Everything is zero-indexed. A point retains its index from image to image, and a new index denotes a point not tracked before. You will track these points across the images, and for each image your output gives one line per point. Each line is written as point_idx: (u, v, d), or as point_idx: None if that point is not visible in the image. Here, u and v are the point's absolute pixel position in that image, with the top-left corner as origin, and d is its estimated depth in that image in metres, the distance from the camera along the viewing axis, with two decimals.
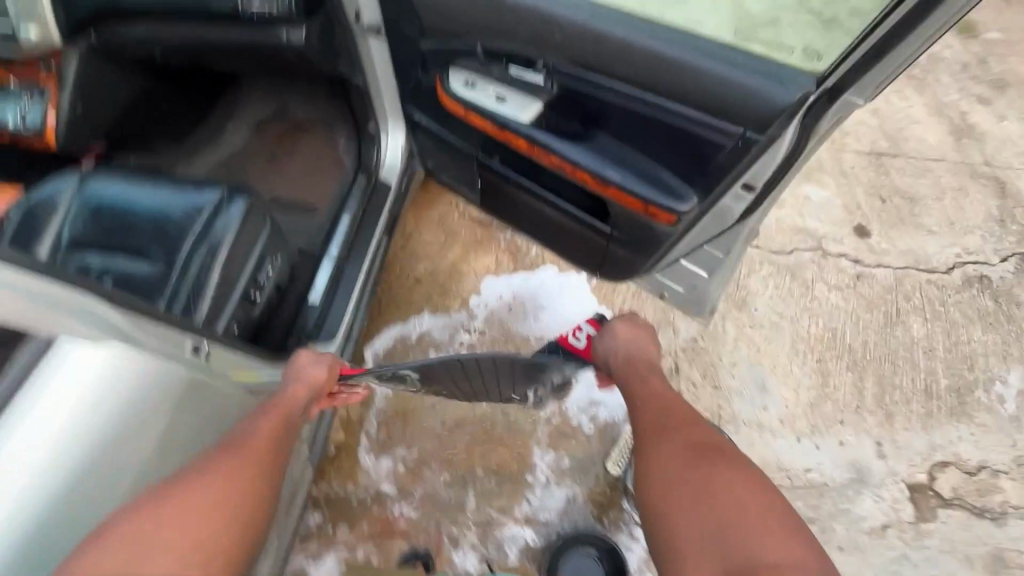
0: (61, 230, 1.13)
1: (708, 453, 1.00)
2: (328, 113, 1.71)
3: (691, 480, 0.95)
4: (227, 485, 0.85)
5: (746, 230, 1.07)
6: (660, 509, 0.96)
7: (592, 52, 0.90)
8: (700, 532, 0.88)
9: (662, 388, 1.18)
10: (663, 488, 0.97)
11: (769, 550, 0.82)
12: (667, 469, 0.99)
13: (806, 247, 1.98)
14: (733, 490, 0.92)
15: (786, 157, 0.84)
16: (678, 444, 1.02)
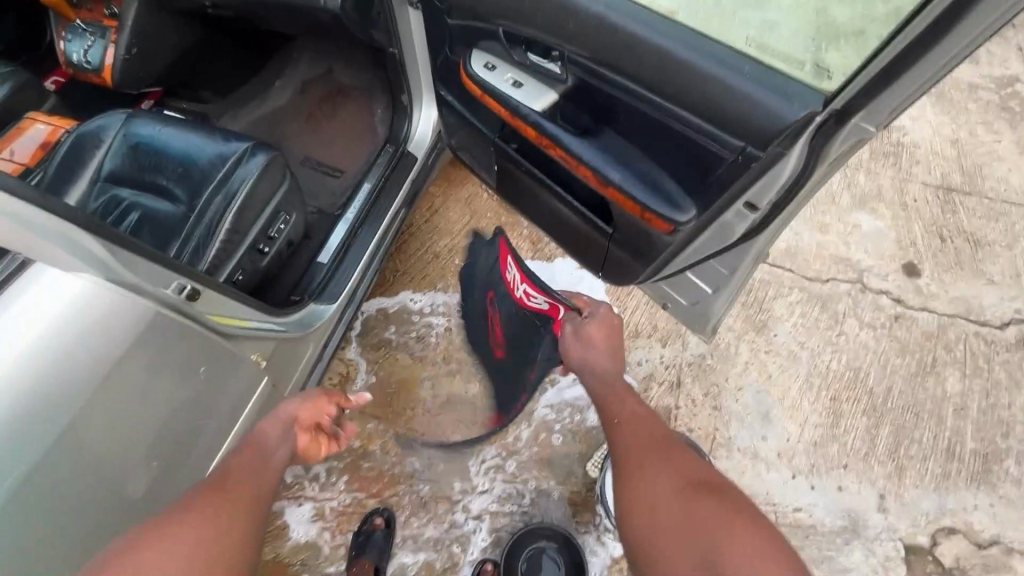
0: (102, 163, 1.23)
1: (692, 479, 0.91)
2: (370, 81, 1.75)
3: (674, 506, 0.86)
4: (215, 525, 0.78)
5: (752, 250, 1.02)
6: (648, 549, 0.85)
7: (605, 46, 0.88)
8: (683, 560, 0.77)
9: (645, 415, 1.10)
10: (647, 518, 0.88)
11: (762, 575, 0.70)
12: (652, 495, 0.90)
13: (844, 278, 1.86)
14: (721, 512, 0.81)
15: (790, 179, 0.80)
16: (662, 471, 0.94)
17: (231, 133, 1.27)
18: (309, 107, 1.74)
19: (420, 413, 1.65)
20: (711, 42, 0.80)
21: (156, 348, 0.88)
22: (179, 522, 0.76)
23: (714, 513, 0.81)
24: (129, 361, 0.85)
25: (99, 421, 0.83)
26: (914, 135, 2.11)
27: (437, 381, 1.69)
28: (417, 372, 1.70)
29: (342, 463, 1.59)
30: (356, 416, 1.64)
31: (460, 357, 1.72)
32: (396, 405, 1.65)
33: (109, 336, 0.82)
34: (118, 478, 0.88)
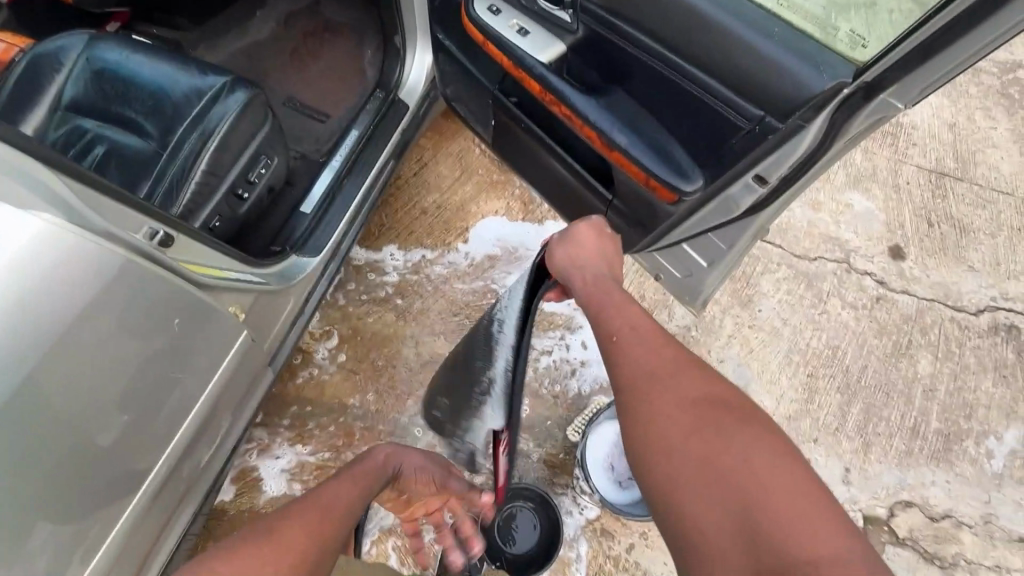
0: (64, 89, 1.13)
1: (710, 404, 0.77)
2: (361, 19, 1.63)
3: (696, 443, 0.72)
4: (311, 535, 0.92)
5: (756, 226, 0.99)
6: (672, 502, 0.71)
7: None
8: (715, 507, 0.66)
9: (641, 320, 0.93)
10: (664, 456, 0.74)
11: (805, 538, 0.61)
12: (670, 429, 0.76)
13: (831, 258, 1.87)
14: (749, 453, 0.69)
15: (807, 155, 0.76)
16: (675, 395, 0.79)
17: (208, 66, 1.17)
18: (293, 42, 1.61)
19: (403, 372, 1.63)
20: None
21: (128, 299, 0.83)
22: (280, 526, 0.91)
23: (746, 451, 0.69)
24: (94, 309, 0.79)
25: (62, 369, 0.79)
26: (914, 116, 2.08)
27: (422, 339, 1.67)
28: (401, 330, 1.67)
29: (323, 417, 1.58)
30: (337, 372, 1.62)
31: (445, 318, 1.70)
32: (379, 362, 1.63)
33: (69, 283, 0.76)
34: (86, 429, 0.84)
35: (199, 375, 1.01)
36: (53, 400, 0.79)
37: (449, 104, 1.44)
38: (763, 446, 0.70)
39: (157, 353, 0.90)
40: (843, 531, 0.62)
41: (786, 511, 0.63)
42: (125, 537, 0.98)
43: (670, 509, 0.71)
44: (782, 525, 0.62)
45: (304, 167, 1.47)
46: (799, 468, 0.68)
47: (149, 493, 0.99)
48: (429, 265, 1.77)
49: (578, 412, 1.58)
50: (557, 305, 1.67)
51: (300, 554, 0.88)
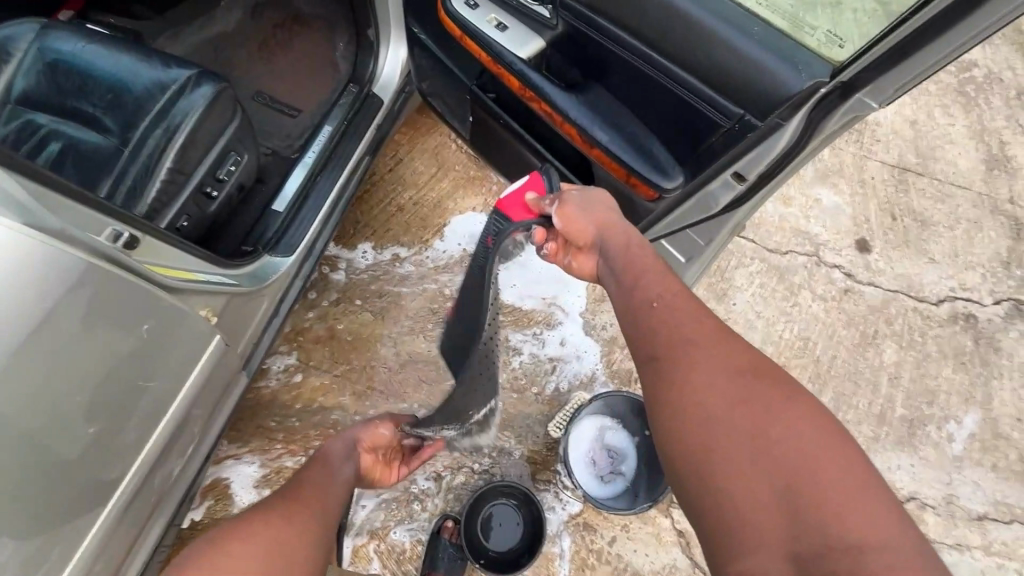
0: (13, 81, 1.06)
1: (758, 381, 0.76)
2: (332, 10, 1.58)
3: (744, 418, 0.72)
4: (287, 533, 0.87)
5: (733, 223, 1.00)
6: (711, 469, 0.71)
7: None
8: (762, 487, 0.66)
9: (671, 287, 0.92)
10: (712, 439, 0.72)
11: (852, 510, 0.62)
12: (718, 410, 0.74)
13: (802, 252, 1.92)
14: (791, 426, 0.70)
15: (784, 153, 0.77)
16: (722, 371, 0.78)
17: (172, 59, 1.12)
18: (262, 34, 1.56)
19: (381, 372, 1.60)
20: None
21: (96, 303, 0.79)
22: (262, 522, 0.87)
23: (794, 429, 0.69)
24: (57, 313, 0.75)
25: (24, 378, 0.75)
26: (877, 113, 2.15)
27: (400, 338, 1.64)
28: (379, 330, 1.65)
29: (300, 420, 1.54)
30: (314, 374, 1.59)
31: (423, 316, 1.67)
32: (357, 362, 1.60)
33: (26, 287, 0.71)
34: (55, 437, 0.81)
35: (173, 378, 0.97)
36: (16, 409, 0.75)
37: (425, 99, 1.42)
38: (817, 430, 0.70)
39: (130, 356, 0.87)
40: (889, 511, 0.62)
41: (840, 493, 0.63)
42: (96, 550, 0.94)
43: (709, 483, 0.71)
44: (829, 504, 0.62)
45: (276, 164, 1.43)
46: (845, 446, 0.68)
47: (120, 504, 0.95)
48: (407, 263, 1.75)
49: (559, 408, 1.58)
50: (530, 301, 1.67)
51: (308, 537, 0.88)
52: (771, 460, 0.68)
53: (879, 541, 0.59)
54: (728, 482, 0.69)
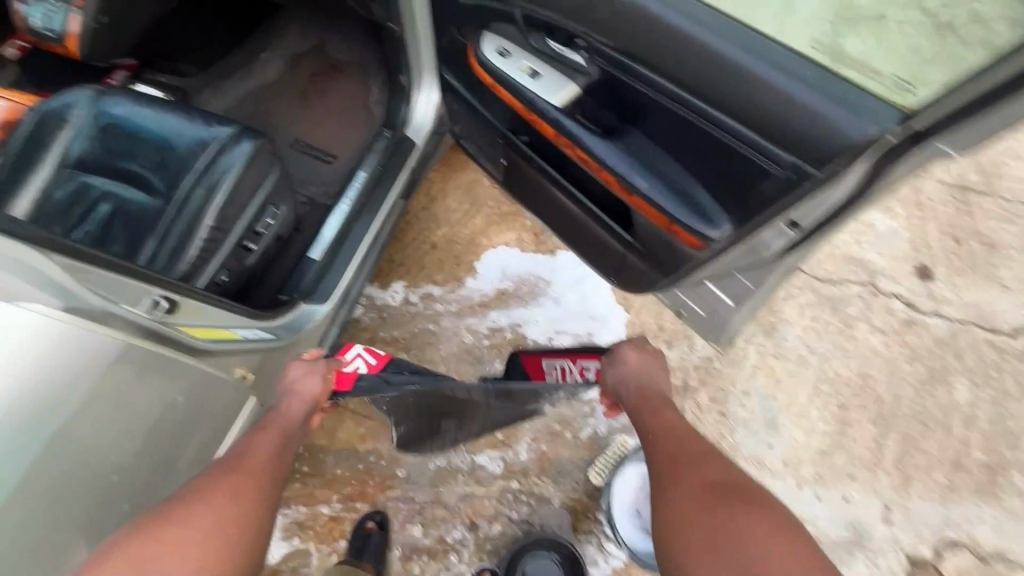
0: (69, 146, 1.10)
1: (732, 493, 0.84)
2: (367, 57, 1.62)
3: (709, 518, 0.80)
4: (228, 491, 0.83)
5: (786, 268, 0.93)
6: (679, 562, 0.81)
7: (640, 39, 0.77)
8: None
9: (670, 419, 1.05)
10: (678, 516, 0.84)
11: None
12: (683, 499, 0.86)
13: (856, 281, 1.80)
14: (750, 525, 0.77)
15: (847, 200, 0.71)
16: (699, 480, 0.88)
17: (213, 116, 1.15)
18: (300, 83, 1.60)
19: None
20: (765, 37, 0.69)
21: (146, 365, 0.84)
22: (207, 491, 0.83)
23: (751, 529, 0.77)
24: (103, 379, 0.79)
25: (71, 444, 0.78)
26: None
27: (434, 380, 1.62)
28: None
29: (335, 465, 1.53)
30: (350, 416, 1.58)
31: (458, 356, 1.70)
32: None
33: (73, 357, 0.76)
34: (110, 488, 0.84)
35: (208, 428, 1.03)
36: (68, 475, 0.78)
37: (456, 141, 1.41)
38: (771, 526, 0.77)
39: (165, 414, 0.92)
40: None
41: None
42: None
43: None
44: None
45: (313, 210, 1.45)
46: (799, 551, 0.74)
47: None
48: (441, 302, 1.75)
49: (600, 453, 1.51)
50: (542, 331, 1.73)
51: (240, 488, 0.85)
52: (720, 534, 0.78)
53: None
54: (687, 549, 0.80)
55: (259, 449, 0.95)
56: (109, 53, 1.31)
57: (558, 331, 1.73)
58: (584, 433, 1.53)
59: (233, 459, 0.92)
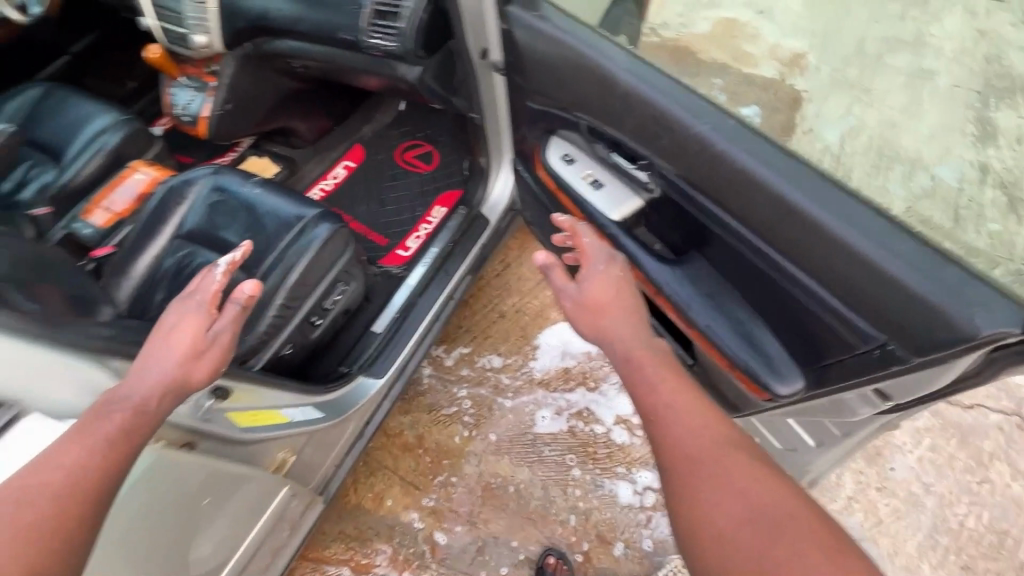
0: (184, 218, 1.27)
1: (730, 449, 0.65)
2: (458, 146, 1.69)
3: (732, 462, 0.64)
4: (173, 334, 0.83)
5: (881, 429, 0.83)
6: (690, 460, 0.66)
7: (762, 210, 0.64)
8: (741, 469, 0.63)
9: (715, 437, 0.67)
10: (673, 443, 0.68)
11: (741, 485, 0.61)
12: (702, 446, 0.66)
13: (995, 412, 1.53)
14: (739, 487, 0.61)
15: (947, 391, 0.59)
16: (731, 483, 0.62)
17: (308, 198, 1.29)
18: (386, 164, 1.71)
19: (463, 493, 1.56)
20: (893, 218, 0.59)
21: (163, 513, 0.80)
22: (172, 329, 0.83)
23: (737, 477, 0.62)
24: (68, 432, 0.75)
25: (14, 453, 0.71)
26: None
27: (485, 459, 1.60)
28: (465, 446, 1.62)
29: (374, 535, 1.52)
30: (399, 482, 1.59)
31: (513, 436, 1.62)
32: (438, 475, 1.59)
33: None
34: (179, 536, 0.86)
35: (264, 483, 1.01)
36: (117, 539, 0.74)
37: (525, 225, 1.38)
38: (762, 478, 0.62)
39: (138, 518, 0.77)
40: (784, 496, 0.60)
41: (766, 513, 0.58)
42: None
43: (683, 465, 0.66)
44: (729, 508, 0.60)
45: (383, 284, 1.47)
46: (746, 461, 0.64)
47: None
48: (501, 375, 1.73)
49: (651, 571, 1.41)
50: (554, 424, 1.63)
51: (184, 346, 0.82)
52: (753, 530, 0.58)
53: (747, 502, 0.60)
54: (666, 444, 0.68)
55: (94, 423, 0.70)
56: (232, 133, 1.44)
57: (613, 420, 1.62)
58: (652, 546, 1.44)
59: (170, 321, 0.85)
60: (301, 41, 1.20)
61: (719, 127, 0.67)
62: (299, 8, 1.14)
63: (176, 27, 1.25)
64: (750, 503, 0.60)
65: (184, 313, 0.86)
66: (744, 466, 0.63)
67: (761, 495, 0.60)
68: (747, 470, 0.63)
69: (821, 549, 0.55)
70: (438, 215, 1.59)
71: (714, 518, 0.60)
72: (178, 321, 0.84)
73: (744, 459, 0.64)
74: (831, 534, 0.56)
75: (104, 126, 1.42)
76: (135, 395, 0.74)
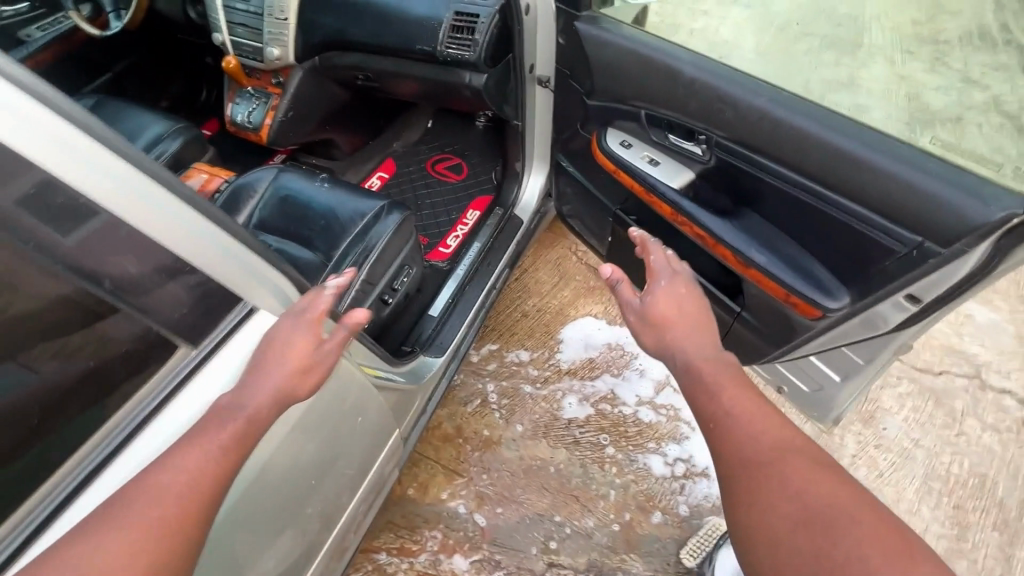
0: (255, 212, 1.36)
1: (790, 452, 0.72)
2: (485, 158, 1.87)
3: (789, 464, 0.70)
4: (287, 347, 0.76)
5: (901, 348, 1.01)
6: (752, 460, 0.72)
7: (815, 157, 0.84)
8: (798, 470, 0.69)
9: (777, 441, 0.74)
10: (737, 445, 0.74)
11: (801, 485, 0.67)
12: (764, 452, 0.73)
13: (960, 376, 1.78)
14: (795, 488, 0.67)
15: (967, 282, 0.77)
16: (787, 484, 0.68)
17: (370, 193, 1.39)
18: (418, 174, 1.86)
19: (507, 476, 1.62)
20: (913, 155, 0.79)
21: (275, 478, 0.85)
22: (284, 340, 0.77)
23: (796, 478, 0.68)
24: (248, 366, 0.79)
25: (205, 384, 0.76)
26: None
27: (524, 444, 1.67)
28: (503, 433, 1.69)
29: (421, 523, 1.55)
30: (441, 471, 1.63)
31: (548, 422, 1.71)
32: (480, 462, 1.65)
33: (205, 297, 0.73)
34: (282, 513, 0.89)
35: (357, 452, 1.08)
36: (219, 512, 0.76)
37: (564, 218, 1.55)
38: (819, 478, 0.67)
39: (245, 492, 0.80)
40: (842, 499, 0.65)
41: (823, 511, 0.64)
42: None
43: (744, 466, 0.72)
44: (787, 505, 0.66)
45: (429, 275, 1.59)
46: (806, 465, 0.70)
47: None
48: (531, 366, 1.83)
49: (690, 534, 1.52)
50: (580, 410, 1.73)
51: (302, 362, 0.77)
52: (805, 526, 0.63)
53: (802, 501, 0.66)
54: (726, 444, 0.76)
55: (211, 431, 0.68)
56: (289, 139, 1.56)
57: (639, 401, 1.74)
58: (688, 510, 1.55)
59: (280, 333, 0.77)
60: (373, 55, 1.37)
61: (773, 99, 0.88)
62: (375, 25, 1.31)
63: (252, 41, 1.39)
64: (808, 500, 0.65)
65: (294, 325, 0.78)
66: (802, 467, 0.69)
67: (819, 493, 0.66)
68: (804, 472, 0.69)
69: (877, 546, 0.59)
70: (473, 216, 1.74)
71: (773, 513, 0.66)
72: (292, 331, 0.77)
73: (803, 463, 0.70)
74: (890, 532, 0.60)
75: (162, 131, 1.50)
76: (251, 404, 0.72)
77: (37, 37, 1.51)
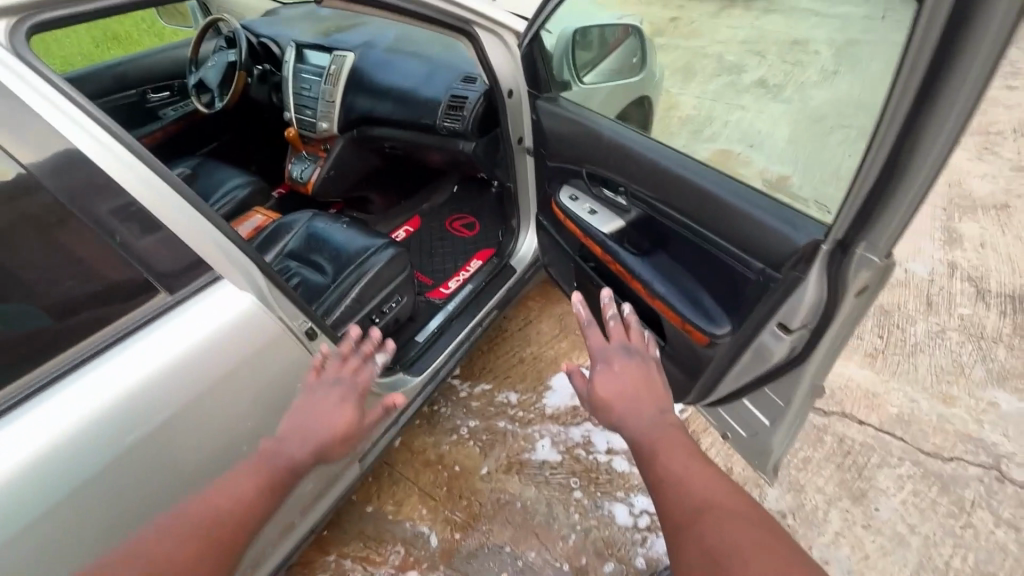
0: (288, 243, 1.70)
1: (716, 506, 0.81)
2: (495, 217, 2.14)
3: (713, 515, 0.80)
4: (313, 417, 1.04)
5: (812, 392, 1.02)
6: (690, 508, 0.82)
7: (693, 199, 1.02)
8: (723, 522, 0.78)
9: (712, 493, 0.84)
10: (681, 495, 0.85)
11: (719, 531, 0.78)
12: (697, 507, 0.82)
13: (975, 465, 1.64)
14: (719, 534, 0.77)
15: (816, 306, 0.88)
16: (713, 532, 0.78)
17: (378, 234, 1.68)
18: (437, 228, 2.16)
19: (475, 506, 1.70)
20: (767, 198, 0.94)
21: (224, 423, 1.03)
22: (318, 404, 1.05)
23: (719, 527, 0.78)
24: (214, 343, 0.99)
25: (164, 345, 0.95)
26: None
27: (497, 478, 1.76)
28: (479, 465, 1.79)
29: (390, 538, 1.66)
30: (417, 493, 1.75)
31: (523, 460, 1.79)
32: (453, 489, 1.75)
33: (186, 267, 0.99)
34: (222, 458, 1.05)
35: None
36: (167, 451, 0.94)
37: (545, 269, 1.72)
38: (739, 524, 0.78)
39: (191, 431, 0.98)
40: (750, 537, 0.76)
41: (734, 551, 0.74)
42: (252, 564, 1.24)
43: (681, 516, 0.83)
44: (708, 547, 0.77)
45: (425, 309, 1.83)
46: (733, 517, 0.79)
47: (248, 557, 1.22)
48: (517, 407, 1.94)
49: None
50: (550, 453, 1.79)
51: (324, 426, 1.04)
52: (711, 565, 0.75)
53: (720, 541, 0.76)
54: (668, 493, 0.87)
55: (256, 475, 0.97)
56: (329, 193, 1.94)
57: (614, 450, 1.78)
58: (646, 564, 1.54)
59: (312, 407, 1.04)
60: (394, 127, 1.73)
61: (665, 156, 1.09)
62: (397, 105, 1.67)
63: (309, 117, 1.81)
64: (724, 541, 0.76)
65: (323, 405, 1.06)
66: (724, 519, 0.79)
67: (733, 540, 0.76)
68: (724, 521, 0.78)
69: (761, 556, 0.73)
70: (475, 264, 1.99)
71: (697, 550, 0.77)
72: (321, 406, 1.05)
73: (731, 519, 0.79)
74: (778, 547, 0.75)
75: (238, 183, 1.94)
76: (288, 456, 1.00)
77: (170, 115, 2.05)
